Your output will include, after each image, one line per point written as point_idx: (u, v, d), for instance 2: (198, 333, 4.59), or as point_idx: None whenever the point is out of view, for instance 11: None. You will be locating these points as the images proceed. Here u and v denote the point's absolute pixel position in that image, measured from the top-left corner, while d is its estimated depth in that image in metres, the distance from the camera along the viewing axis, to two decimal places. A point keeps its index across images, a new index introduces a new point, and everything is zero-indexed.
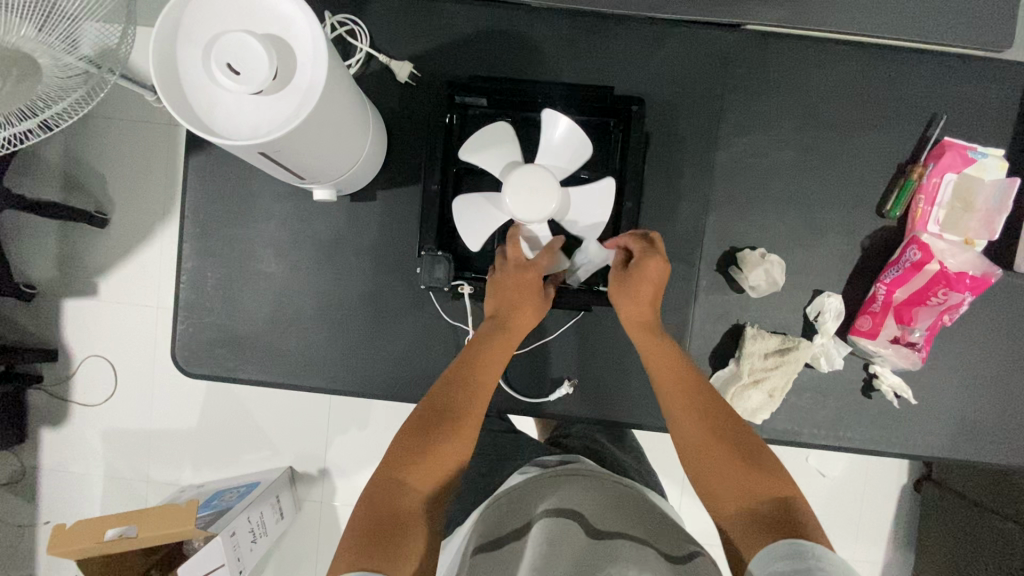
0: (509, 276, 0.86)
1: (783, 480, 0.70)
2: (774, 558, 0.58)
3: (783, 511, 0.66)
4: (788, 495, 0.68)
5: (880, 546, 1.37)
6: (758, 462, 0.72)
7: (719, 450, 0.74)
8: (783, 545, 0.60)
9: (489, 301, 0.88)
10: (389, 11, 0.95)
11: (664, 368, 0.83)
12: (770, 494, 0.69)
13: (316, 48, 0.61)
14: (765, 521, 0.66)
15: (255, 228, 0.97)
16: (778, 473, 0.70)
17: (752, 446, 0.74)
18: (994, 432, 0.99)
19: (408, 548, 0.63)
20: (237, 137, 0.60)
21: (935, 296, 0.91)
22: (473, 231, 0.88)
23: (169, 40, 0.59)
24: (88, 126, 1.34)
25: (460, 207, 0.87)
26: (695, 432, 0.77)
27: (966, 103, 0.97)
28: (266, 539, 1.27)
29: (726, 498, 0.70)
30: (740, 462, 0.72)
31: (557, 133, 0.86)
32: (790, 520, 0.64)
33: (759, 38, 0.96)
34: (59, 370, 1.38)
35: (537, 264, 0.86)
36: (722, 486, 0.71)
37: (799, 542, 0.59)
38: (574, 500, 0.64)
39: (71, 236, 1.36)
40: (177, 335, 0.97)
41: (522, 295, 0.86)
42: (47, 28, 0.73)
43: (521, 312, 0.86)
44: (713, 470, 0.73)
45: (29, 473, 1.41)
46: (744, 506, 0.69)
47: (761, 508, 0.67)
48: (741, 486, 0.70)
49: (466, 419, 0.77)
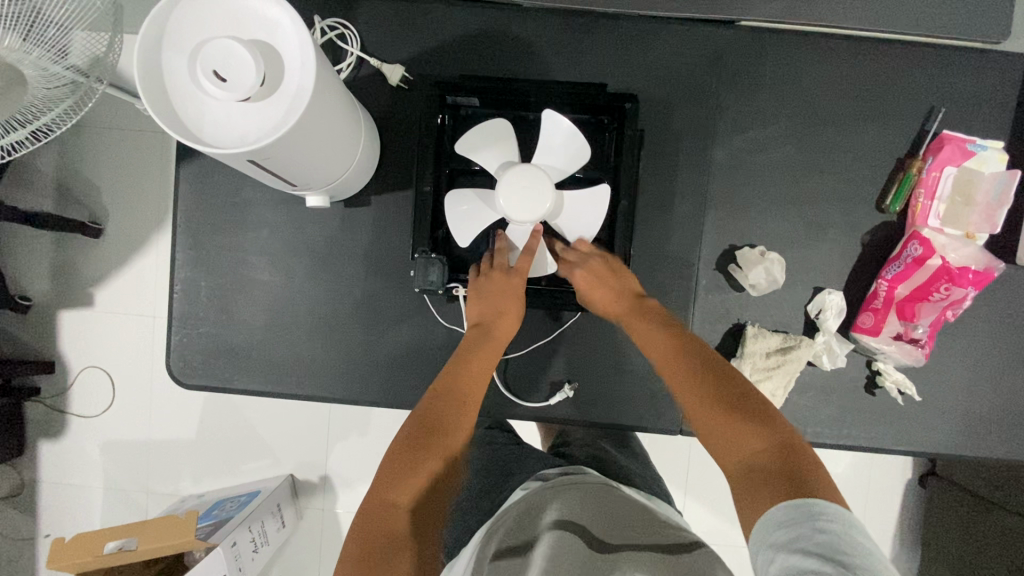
0: (491, 283, 0.87)
1: (777, 425, 0.67)
2: (771, 526, 0.56)
3: (785, 461, 0.63)
4: (787, 441, 0.65)
5: (886, 542, 1.36)
6: (752, 412, 0.68)
7: (711, 405, 0.70)
8: (785, 507, 0.57)
9: (471, 310, 0.88)
10: (378, 13, 0.94)
11: (647, 330, 0.82)
12: (772, 448, 0.65)
13: (304, 53, 0.60)
14: (768, 471, 0.63)
15: (249, 236, 0.96)
16: (772, 419, 0.68)
17: (740, 394, 0.71)
18: (1000, 427, 0.98)
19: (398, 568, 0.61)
20: (225, 146, 0.59)
21: (937, 292, 0.90)
22: (466, 230, 0.88)
23: (154, 46, 0.58)
24: (80, 136, 1.33)
25: (452, 203, 0.86)
26: (687, 394, 0.73)
27: (963, 95, 0.96)
28: (267, 547, 1.26)
29: (730, 455, 0.67)
30: (731, 413, 0.69)
31: (556, 135, 0.84)
32: (794, 473, 0.61)
33: (754, 34, 0.95)
34: (56, 382, 1.37)
35: (519, 270, 0.87)
36: (723, 443, 0.68)
37: (805, 504, 0.56)
38: (585, 512, 0.63)
39: (66, 247, 1.35)
40: (172, 345, 0.96)
41: (502, 303, 0.86)
42: (32, 36, 0.71)
43: (504, 319, 0.86)
44: (710, 427, 0.70)
45: (28, 486, 1.39)
46: (745, 462, 0.65)
47: (761, 462, 0.64)
48: (740, 439, 0.67)
49: (453, 431, 0.76)
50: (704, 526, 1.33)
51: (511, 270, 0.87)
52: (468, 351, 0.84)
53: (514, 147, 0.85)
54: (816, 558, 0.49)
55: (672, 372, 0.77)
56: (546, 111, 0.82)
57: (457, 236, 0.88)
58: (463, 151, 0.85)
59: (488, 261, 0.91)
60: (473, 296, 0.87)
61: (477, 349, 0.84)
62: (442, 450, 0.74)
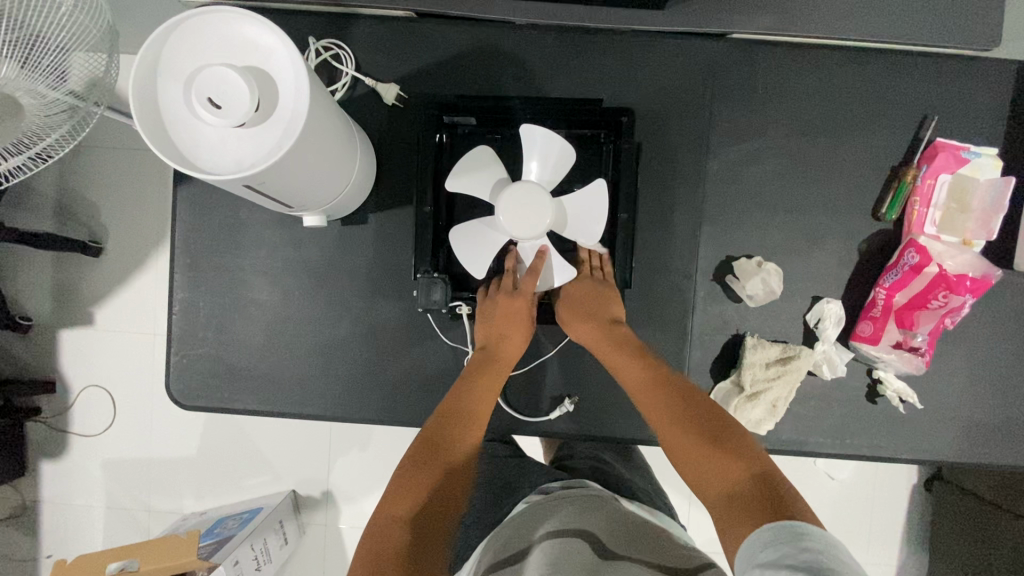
0: (496, 306, 0.89)
1: (756, 457, 0.68)
2: (758, 547, 0.55)
3: (765, 488, 0.64)
4: (764, 470, 0.66)
5: (892, 549, 1.36)
6: (731, 449, 0.69)
7: (691, 440, 0.72)
8: (771, 530, 0.57)
9: (477, 332, 0.90)
10: (372, 33, 0.95)
11: (630, 371, 0.83)
12: (750, 477, 0.66)
13: (298, 79, 0.60)
14: (749, 499, 0.63)
15: (247, 256, 0.96)
16: (751, 455, 0.69)
17: (719, 429, 0.72)
18: (1001, 433, 0.97)
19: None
20: (221, 171, 0.59)
21: (935, 299, 0.90)
22: (473, 259, 0.88)
23: (150, 76, 0.59)
24: (78, 157, 1.34)
25: (459, 237, 0.86)
26: (667, 432, 0.75)
27: (954, 103, 0.96)
28: (270, 565, 1.24)
29: (710, 488, 0.67)
30: (711, 447, 0.70)
31: (540, 146, 0.85)
32: (773, 500, 0.62)
33: (745, 46, 0.95)
34: (57, 402, 1.37)
35: (523, 290, 0.88)
36: (702, 476, 0.69)
37: (789, 525, 0.56)
38: (581, 520, 0.64)
39: (66, 266, 1.35)
40: (172, 367, 0.96)
41: (509, 322, 0.88)
42: (30, 62, 0.71)
43: (509, 340, 0.88)
44: (691, 461, 0.71)
45: (30, 507, 1.39)
46: (724, 492, 0.66)
47: (740, 491, 0.64)
48: (720, 471, 0.68)
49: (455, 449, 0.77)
50: (709, 535, 1.32)
51: (515, 290, 0.89)
52: (473, 371, 0.86)
53: (501, 169, 0.86)
54: (798, 571, 0.49)
55: (653, 409, 0.78)
56: (520, 127, 0.84)
57: (467, 267, 0.88)
58: (452, 188, 0.86)
59: (498, 280, 0.93)
60: (479, 318, 0.90)
61: (480, 371, 0.86)
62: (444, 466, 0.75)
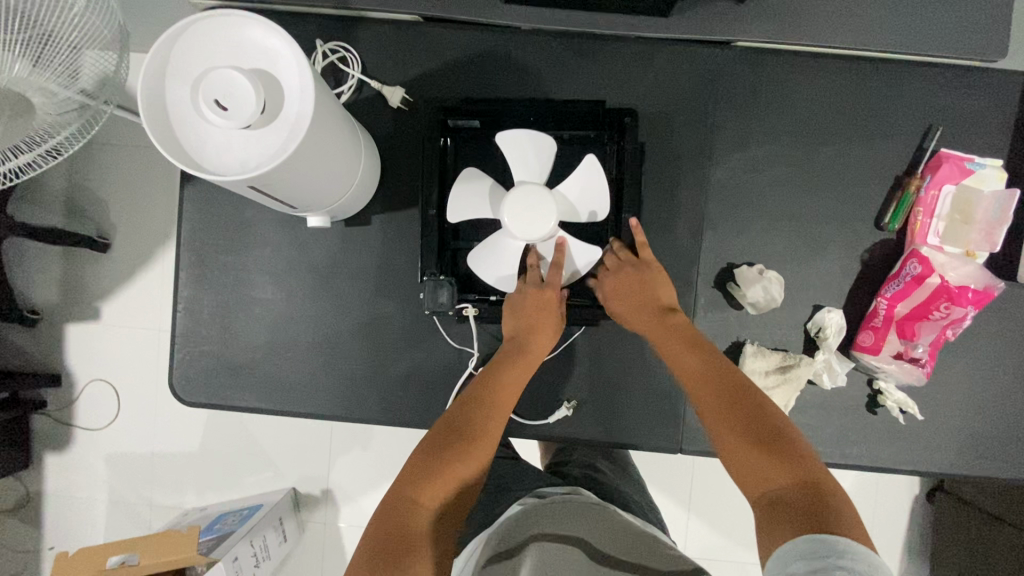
0: (525, 298, 0.88)
1: (803, 461, 0.68)
2: (789, 556, 0.56)
3: (812, 495, 0.64)
4: (812, 475, 0.67)
5: (892, 560, 1.35)
6: (778, 450, 0.70)
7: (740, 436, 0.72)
8: (810, 541, 0.57)
9: (505, 323, 0.89)
10: (379, 36, 0.96)
11: (684, 358, 0.83)
12: (799, 482, 0.66)
13: (304, 82, 0.61)
14: (794, 504, 0.64)
15: (251, 255, 0.97)
16: (800, 457, 0.69)
17: (769, 427, 0.72)
18: (1002, 447, 0.97)
19: (415, 563, 0.62)
20: (226, 172, 0.60)
21: (937, 310, 0.90)
22: (490, 268, 0.88)
23: (159, 76, 0.60)
24: (87, 154, 1.36)
25: (478, 255, 0.87)
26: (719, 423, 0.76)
27: (959, 115, 0.96)
28: (268, 563, 1.25)
29: (756, 488, 0.68)
30: (759, 446, 0.71)
31: (522, 149, 0.85)
32: (818, 510, 0.62)
33: (750, 54, 0.96)
34: (63, 395, 1.38)
35: (552, 283, 0.88)
36: (746, 475, 0.70)
37: (825, 539, 0.56)
38: (585, 527, 0.65)
39: (74, 261, 1.37)
40: (175, 364, 0.97)
41: (540, 315, 0.87)
42: (42, 61, 0.72)
43: (540, 332, 0.87)
44: (738, 461, 0.71)
45: (34, 498, 1.40)
46: (771, 494, 0.66)
47: (787, 495, 0.65)
48: (766, 472, 0.68)
49: (478, 439, 0.77)
50: (706, 543, 1.32)
51: (544, 283, 0.89)
52: (506, 357, 0.86)
53: (485, 179, 0.87)
54: None
55: (704, 399, 0.79)
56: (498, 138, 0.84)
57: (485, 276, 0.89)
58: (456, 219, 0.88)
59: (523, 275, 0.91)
60: (507, 312, 0.89)
61: (510, 361, 0.85)
62: (465, 455, 0.75)
